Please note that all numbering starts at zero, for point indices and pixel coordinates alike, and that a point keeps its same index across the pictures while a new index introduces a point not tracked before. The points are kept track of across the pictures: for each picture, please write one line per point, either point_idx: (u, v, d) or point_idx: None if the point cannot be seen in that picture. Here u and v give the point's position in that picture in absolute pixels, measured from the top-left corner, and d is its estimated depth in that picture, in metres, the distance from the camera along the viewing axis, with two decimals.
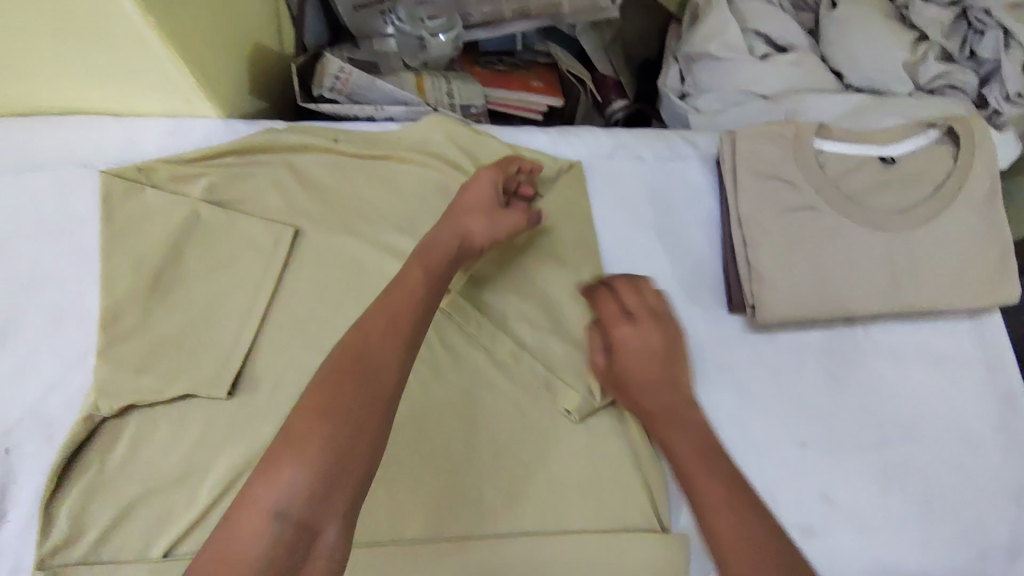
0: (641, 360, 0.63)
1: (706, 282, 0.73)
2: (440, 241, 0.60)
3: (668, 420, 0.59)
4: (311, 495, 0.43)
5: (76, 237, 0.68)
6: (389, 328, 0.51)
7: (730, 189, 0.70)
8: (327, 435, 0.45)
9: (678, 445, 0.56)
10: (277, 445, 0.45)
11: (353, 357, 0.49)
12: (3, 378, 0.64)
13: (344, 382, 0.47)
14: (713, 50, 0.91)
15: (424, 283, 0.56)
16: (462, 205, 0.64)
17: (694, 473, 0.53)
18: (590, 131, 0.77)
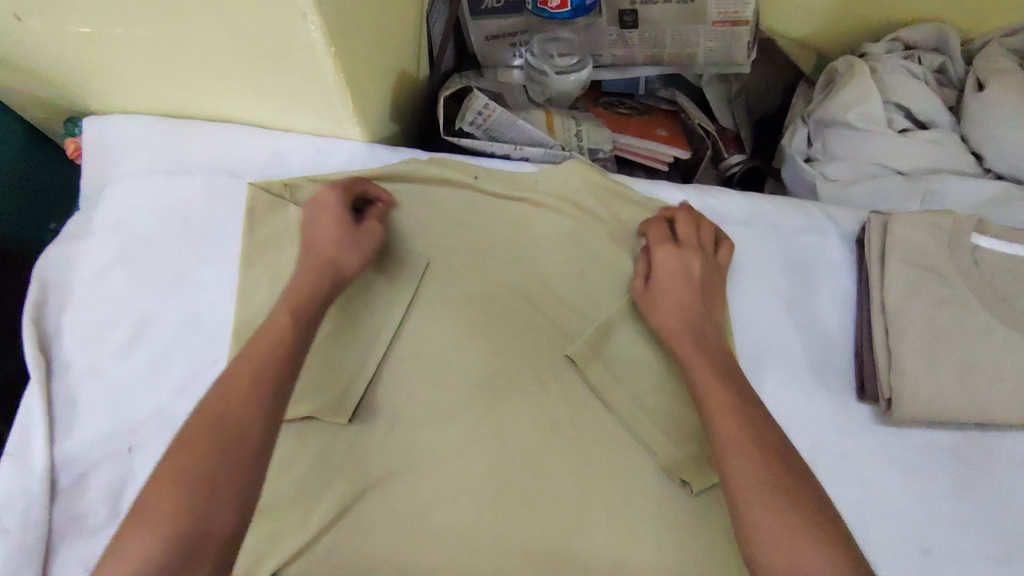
0: (675, 282, 0.67)
1: (836, 365, 0.71)
2: (305, 279, 0.62)
3: (702, 369, 0.61)
4: (162, 569, 0.44)
5: (218, 243, 0.70)
6: (247, 387, 0.53)
7: (876, 273, 0.69)
8: (178, 506, 0.46)
9: (717, 415, 0.57)
10: (127, 523, 0.46)
11: (207, 422, 0.50)
12: (136, 376, 0.65)
13: (201, 446, 0.49)
14: (850, 118, 0.89)
15: (292, 326, 0.58)
16: (322, 234, 0.65)
17: (731, 448, 0.54)
18: (729, 194, 0.77)
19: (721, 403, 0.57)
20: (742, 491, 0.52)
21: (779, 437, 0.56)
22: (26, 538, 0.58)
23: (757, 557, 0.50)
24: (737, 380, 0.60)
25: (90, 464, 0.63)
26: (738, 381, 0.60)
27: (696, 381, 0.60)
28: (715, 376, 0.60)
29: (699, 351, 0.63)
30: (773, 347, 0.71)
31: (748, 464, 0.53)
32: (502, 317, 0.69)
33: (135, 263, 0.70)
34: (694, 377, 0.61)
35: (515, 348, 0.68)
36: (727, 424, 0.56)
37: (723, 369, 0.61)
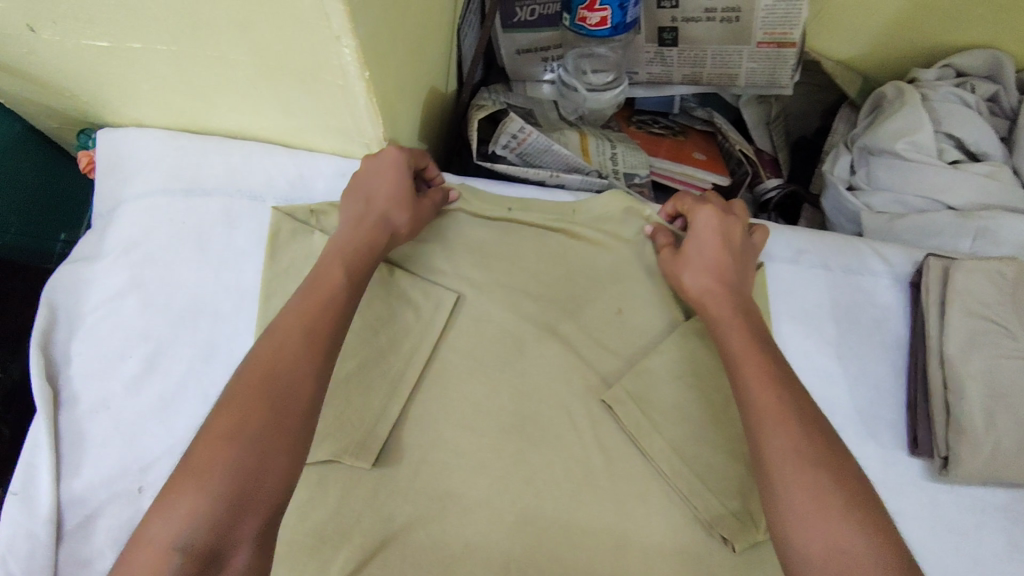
0: (712, 242, 0.64)
1: (886, 416, 0.67)
2: (360, 233, 0.61)
3: (737, 336, 0.58)
4: (216, 523, 0.43)
5: (238, 271, 0.67)
6: (299, 343, 0.52)
7: (933, 322, 0.66)
8: (231, 460, 0.45)
9: (754, 385, 0.53)
10: (177, 474, 0.45)
11: (262, 378, 0.49)
12: (149, 411, 0.62)
13: (252, 403, 0.48)
14: (899, 148, 0.84)
15: (344, 283, 0.57)
16: (377, 188, 0.63)
17: (768, 418, 0.51)
18: (776, 230, 0.73)
19: (756, 373, 0.54)
20: (777, 464, 0.49)
21: (817, 411, 0.52)
22: None
23: (791, 532, 0.47)
24: (770, 349, 0.57)
25: (97, 505, 0.59)
26: (772, 351, 0.57)
27: (729, 348, 0.57)
28: (751, 344, 0.57)
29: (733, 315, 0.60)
30: (820, 395, 0.68)
31: (787, 437, 0.50)
32: (535, 356, 0.66)
33: (149, 289, 0.66)
34: (729, 345, 0.58)
35: (550, 390, 0.65)
36: (765, 394, 0.53)
37: (756, 338, 0.58)
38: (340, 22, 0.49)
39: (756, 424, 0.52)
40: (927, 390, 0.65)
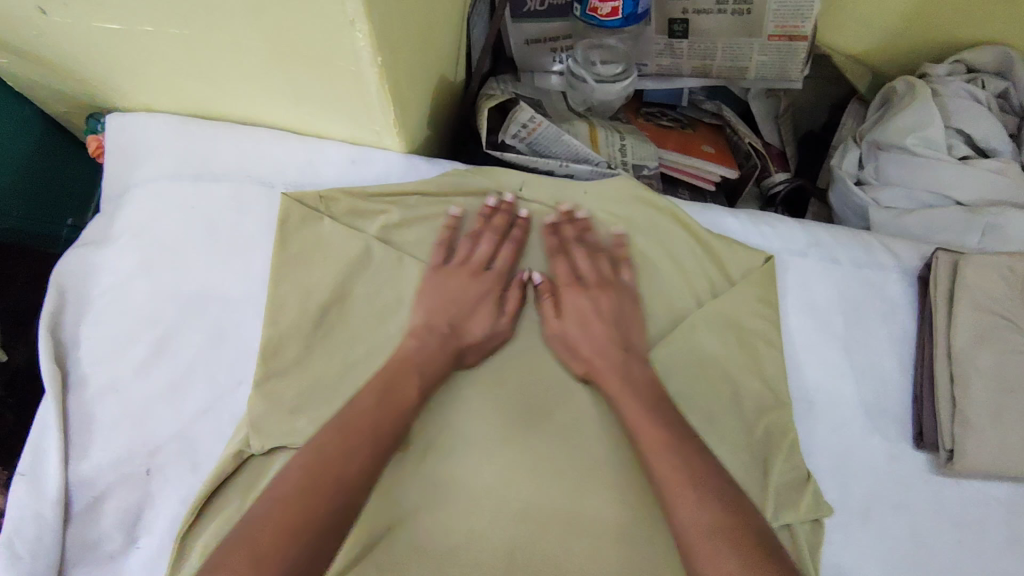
0: (579, 331, 0.64)
1: (893, 410, 0.67)
2: (438, 372, 0.62)
3: (628, 409, 0.59)
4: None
5: (247, 258, 0.67)
6: (366, 450, 0.54)
7: (941, 316, 0.66)
8: (280, 554, 0.46)
9: (654, 458, 0.55)
10: (229, 556, 0.46)
11: (329, 477, 0.51)
12: (157, 394, 0.62)
13: (297, 494, 0.50)
14: (909, 142, 0.84)
15: (416, 403, 0.59)
16: (455, 296, 0.65)
17: (672, 489, 0.53)
18: (786, 223, 0.73)
19: (655, 447, 0.56)
20: (684, 539, 0.51)
21: (719, 473, 0.54)
22: (36, 567, 0.55)
23: None
24: (672, 412, 0.59)
25: (105, 488, 0.59)
26: (676, 417, 0.59)
27: (624, 419, 0.59)
28: (649, 414, 0.58)
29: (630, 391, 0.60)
30: (826, 388, 0.68)
31: (688, 506, 0.52)
32: (543, 345, 0.66)
33: (158, 273, 0.66)
34: (623, 419, 0.59)
35: (558, 379, 0.65)
36: (666, 465, 0.54)
37: (663, 406, 0.59)
38: (356, 7, 0.49)
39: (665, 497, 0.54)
40: (934, 384, 0.65)
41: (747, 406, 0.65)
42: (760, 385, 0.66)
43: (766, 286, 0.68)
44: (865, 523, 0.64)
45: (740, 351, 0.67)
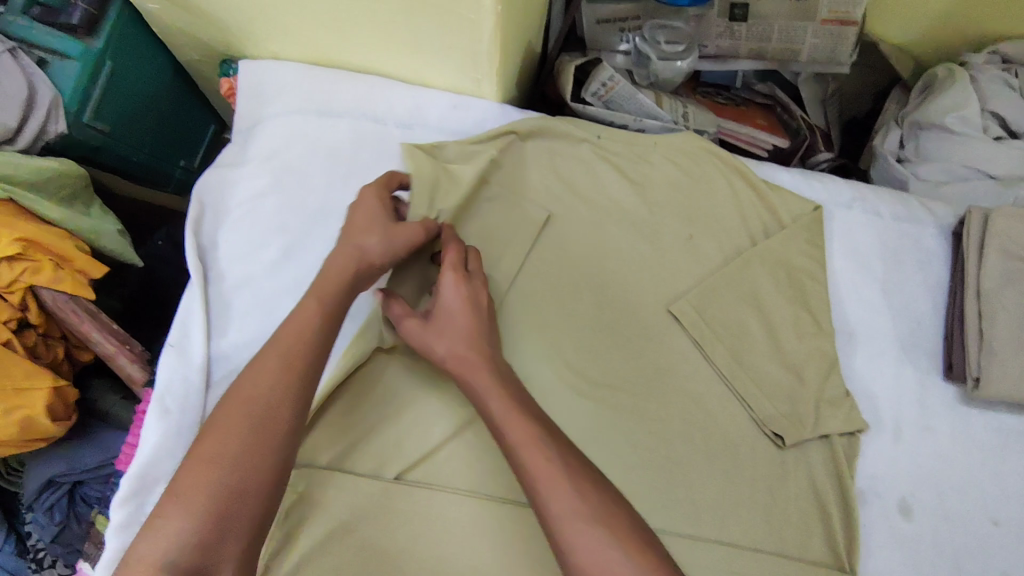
0: (425, 328, 0.64)
1: (925, 344, 0.76)
2: (335, 266, 0.64)
3: (500, 403, 0.58)
4: (200, 546, 0.50)
5: (362, 182, 0.78)
6: (277, 370, 0.57)
7: (973, 262, 0.74)
8: (212, 483, 0.52)
9: (526, 448, 0.54)
10: (165, 495, 0.52)
11: (242, 405, 0.55)
12: (284, 290, 0.73)
13: (228, 429, 0.54)
14: (947, 121, 0.92)
15: (320, 315, 0.61)
16: (355, 227, 0.66)
17: (549, 481, 0.52)
18: (833, 179, 0.81)
19: (523, 437, 0.55)
20: (558, 523, 0.51)
21: (587, 468, 0.54)
22: (184, 420, 0.66)
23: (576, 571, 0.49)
24: (521, 401, 0.58)
25: (239, 362, 0.70)
26: (533, 409, 0.58)
27: (495, 418, 0.57)
28: (516, 406, 0.57)
29: (489, 381, 0.60)
30: (865, 323, 0.76)
31: (564, 496, 0.51)
32: (614, 271, 0.76)
33: (287, 191, 0.77)
34: (490, 409, 0.58)
35: (635, 303, 0.75)
36: (540, 458, 0.53)
37: (513, 397, 0.58)
38: None
39: (533, 493, 0.52)
40: (964, 321, 0.73)
41: (792, 332, 0.74)
42: (807, 314, 0.75)
43: (814, 231, 0.77)
44: (895, 441, 0.72)
45: (788, 287, 0.75)
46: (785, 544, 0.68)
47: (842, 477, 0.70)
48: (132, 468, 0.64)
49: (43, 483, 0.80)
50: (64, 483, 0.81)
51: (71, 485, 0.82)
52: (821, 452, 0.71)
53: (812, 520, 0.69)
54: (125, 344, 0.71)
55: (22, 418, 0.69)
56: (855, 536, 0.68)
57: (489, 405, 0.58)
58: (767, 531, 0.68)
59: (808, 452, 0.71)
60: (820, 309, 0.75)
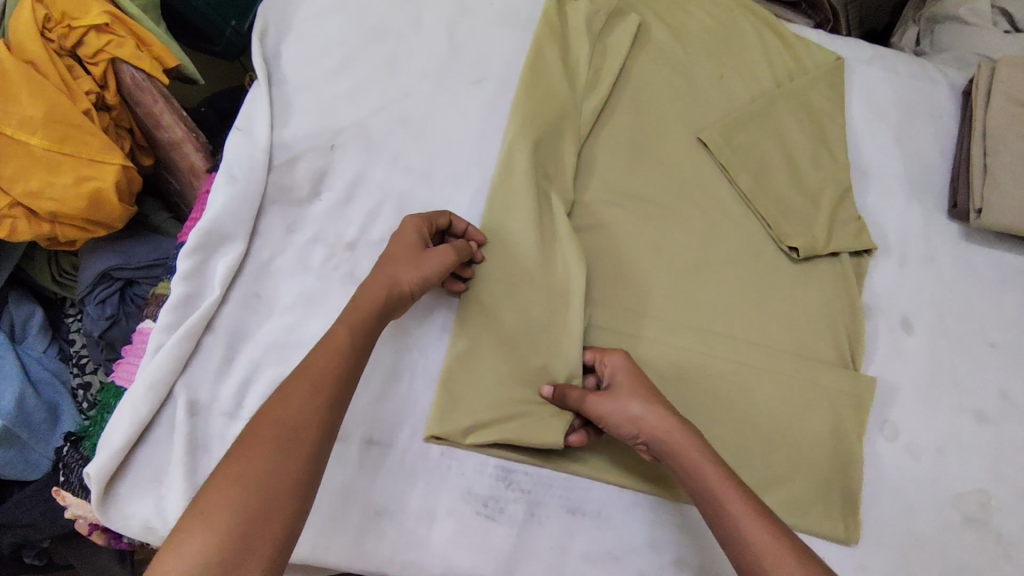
0: (614, 401, 0.62)
1: (932, 187, 0.82)
2: (367, 296, 0.61)
3: (707, 481, 0.56)
4: (221, 566, 0.45)
5: (420, 7, 0.83)
6: (306, 393, 0.53)
7: (980, 109, 0.81)
8: (235, 503, 0.47)
9: (745, 527, 0.53)
10: (186, 514, 0.47)
11: (271, 427, 0.51)
12: (342, 95, 0.79)
13: (260, 443, 0.50)
14: (961, 13, 0.99)
15: (351, 337, 0.58)
16: (389, 257, 0.65)
17: (769, 554, 0.51)
18: (855, 39, 0.88)
19: (738, 511, 0.54)
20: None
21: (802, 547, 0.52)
22: (249, 187, 0.72)
23: None
24: (725, 470, 0.57)
25: (300, 151, 0.75)
26: (740, 482, 0.57)
27: (699, 497, 0.57)
28: (727, 478, 0.56)
29: (689, 445, 0.59)
30: (878, 164, 0.82)
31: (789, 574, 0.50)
32: (649, 100, 0.81)
33: (350, 10, 0.82)
34: (695, 496, 0.57)
35: (668, 132, 0.80)
36: (761, 540, 0.52)
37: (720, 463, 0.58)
38: None
39: (747, 568, 0.52)
40: (970, 161, 0.80)
41: (809, 163, 0.80)
42: (825, 149, 0.81)
43: (834, 79, 0.83)
44: (902, 267, 0.78)
45: (811, 124, 0.81)
46: (795, 345, 0.74)
47: (852, 289, 0.75)
48: (200, 225, 0.70)
49: (98, 274, 0.85)
50: (117, 279, 0.86)
51: (124, 283, 0.86)
52: (832, 268, 0.76)
53: (822, 328, 0.74)
54: (192, 134, 0.77)
55: (90, 191, 0.74)
56: (859, 340, 0.74)
57: (694, 476, 0.57)
58: (781, 334, 0.74)
59: (820, 269, 0.76)
60: (837, 145, 0.81)
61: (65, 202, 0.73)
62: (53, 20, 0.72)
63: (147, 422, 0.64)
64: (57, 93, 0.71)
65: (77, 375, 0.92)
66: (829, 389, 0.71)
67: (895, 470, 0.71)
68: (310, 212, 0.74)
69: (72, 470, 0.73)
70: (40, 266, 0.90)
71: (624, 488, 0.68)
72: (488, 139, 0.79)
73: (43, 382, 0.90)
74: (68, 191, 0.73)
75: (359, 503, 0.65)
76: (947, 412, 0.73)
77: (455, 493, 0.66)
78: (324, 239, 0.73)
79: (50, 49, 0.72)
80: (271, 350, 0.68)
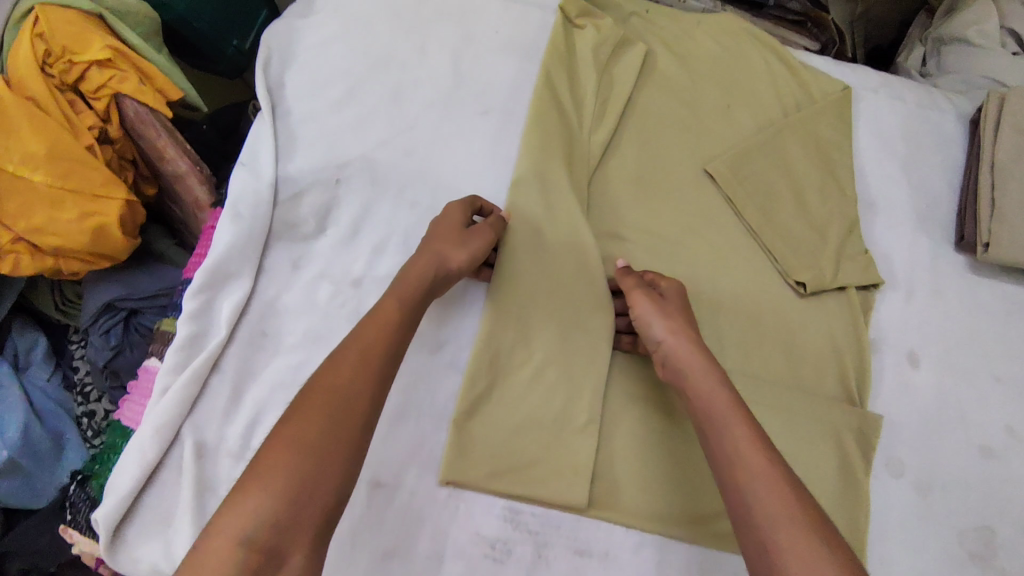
0: (653, 309, 0.66)
1: (939, 219, 0.82)
2: (414, 269, 0.65)
3: (718, 406, 0.59)
4: (278, 524, 0.48)
5: (425, 36, 0.83)
6: (356, 365, 0.56)
7: (989, 140, 0.81)
8: (292, 468, 0.50)
9: (746, 449, 0.55)
10: (245, 474, 0.50)
11: (325, 396, 0.54)
12: (346, 127, 0.78)
13: (313, 413, 0.53)
14: (968, 34, 0.98)
15: (397, 315, 0.61)
16: (434, 236, 0.68)
17: (763, 477, 0.53)
18: (862, 66, 0.87)
19: (743, 433, 0.56)
20: (767, 518, 0.51)
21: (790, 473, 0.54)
22: (254, 226, 0.71)
23: None
24: (735, 395, 0.60)
25: (304, 186, 0.75)
26: (748, 414, 0.59)
27: (703, 418, 0.59)
28: (735, 404, 0.59)
29: (704, 369, 0.61)
30: (885, 195, 0.82)
31: (777, 496, 0.52)
32: (655, 131, 0.81)
33: (353, 39, 0.82)
34: (700, 422, 0.59)
35: (675, 164, 0.80)
36: (760, 461, 0.54)
37: (733, 392, 0.60)
38: None
39: (736, 485, 0.54)
40: (978, 192, 0.80)
41: (815, 194, 0.80)
42: (833, 182, 0.80)
43: (841, 108, 0.83)
44: (909, 300, 0.78)
45: (818, 155, 0.81)
46: (801, 379, 0.73)
47: (861, 325, 0.75)
48: (205, 264, 0.69)
49: (102, 305, 0.84)
50: (121, 310, 0.86)
51: (128, 313, 0.86)
52: (840, 301, 0.76)
53: (828, 362, 0.74)
54: (195, 167, 0.76)
55: (94, 227, 0.74)
56: (866, 375, 0.74)
57: (703, 397, 0.60)
58: (787, 369, 0.74)
59: (827, 303, 0.76)
60: (844, 177, 0.81)
61: (68, 237, 0.73)
62: (54, 56, 0.71)
63: (155, 465, 0.64)
64: (60, 131, 0.70)
65: (82, 403, 0.93)
66: (834, 424, 0.71)
67: (901, 506, 0.71)
68: (316, 248, 0.74)
69: (80, 510, 0.73)
70: (44, 294, 0.90)
71: (632, 528, 0.68)
72: (494, 171, 0.79)
73: (48, 412, 0.90)
74: (72, 226, 0.72)
75: (368, 545, 0.65)
76: (952, 447, 0.74)
77: (463, 534, 0.67)
78: (329, 276, 0.73)
79: (51, 86, 0.71)
80: (277, 391, 0.68)
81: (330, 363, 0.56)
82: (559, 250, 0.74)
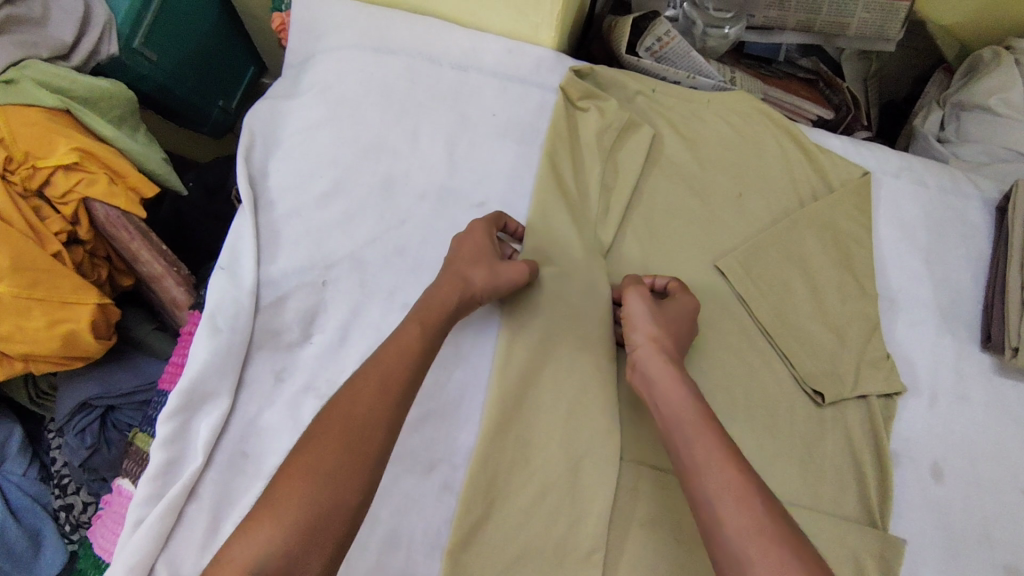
0: (643, 311, 0.66)
1: (963, 316, 0.77)
2: (439, 294, 0.64)
3: (689, 418, 0.57)
4: (287, 557, 0.47)
5: (418, 120, 0.78)
6: (375, 394, 0.55)
7: (1018, 233, 0.76)
8: (304, 499, 0.49)
9: (713, 459, 0.53)
10: (256, 508, 0.49)
11: (340, 422, 0.53)
12: (334, 222, 0.73)
13: (326, 443, 0.52)
14: (991, 102, 0.93)
15: (418, 343, 0.60)
16: (460, 258, 0.67)
17: (734, 491, 0.51)
18: (881, 148, 0.82)
19: (710, 443, 0.55)
20: (733, 533, 0.49)
21: (767, 489, 0.52)
22: (232, 340, 0.66)
23: None
24: (707, 408, 0.58)
25: (287, 290, 0.70)
26: (719, 427, 0.57)
27: (671, 432, 0.57)
28: (705, 417, 0.57)
29: (675, 379, 0.61)
30: (906, 290, 0.77)
31: (742, 512, 0.50)
32: (663, 223, 0.76)
33: (341, 124, 0.77)
34: (670, 435, 0.57)
35: (684, 259, 0.75)
36: (727, 472, 0.52)
37: (706, 406, 0.58)
38: None
39: (701, 498, 0.52)
40: (1005, 290, 0.75)
41: (833, 292, 0.75)
42: (852, 279, 0.76)
43: (861, 196, 0.78)
44: (932, 407, 0.73)
45: (836, 249, 0.76)
46: (821, 498, 0.68)
47: (885, 438, 0.70)
48: (180, 385, 0.65)
49: (76, 405, 0.80)
50: (97, 407, 0.81)
51: (104, 410, 0.81)
52: (860, 410, 0.72)
53: (848, 478, 0.69)
54: (172, 267, 0.72)
55: (64, 334, 0.68)
56: (890, 495, 0.68)
57: (674, 407, 0.59)
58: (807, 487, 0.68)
59: (846, 412, 0.72)
60: (863, 273, 0.76)
61: (36, 343, 0.67)
62: (16, 161, 0.66)
63: None
64: (24, 240, 0.65)
65: (59, 496, 0.88)
66: (855, 548, 0.65)
67: None
68: (300, 358, 0.69)
69: None
70: (17, 387, 0.85)
71: None
72: None
73: (24, 509, 0.86)
74: (41, 333, 0.67)
75: None
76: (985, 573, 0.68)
77: None
78: (314, 391, 0.68)
79: (13, 192, 0.67)
80: None
81: (347, 386, 0.56)
82: (560, 358, 0.69)
